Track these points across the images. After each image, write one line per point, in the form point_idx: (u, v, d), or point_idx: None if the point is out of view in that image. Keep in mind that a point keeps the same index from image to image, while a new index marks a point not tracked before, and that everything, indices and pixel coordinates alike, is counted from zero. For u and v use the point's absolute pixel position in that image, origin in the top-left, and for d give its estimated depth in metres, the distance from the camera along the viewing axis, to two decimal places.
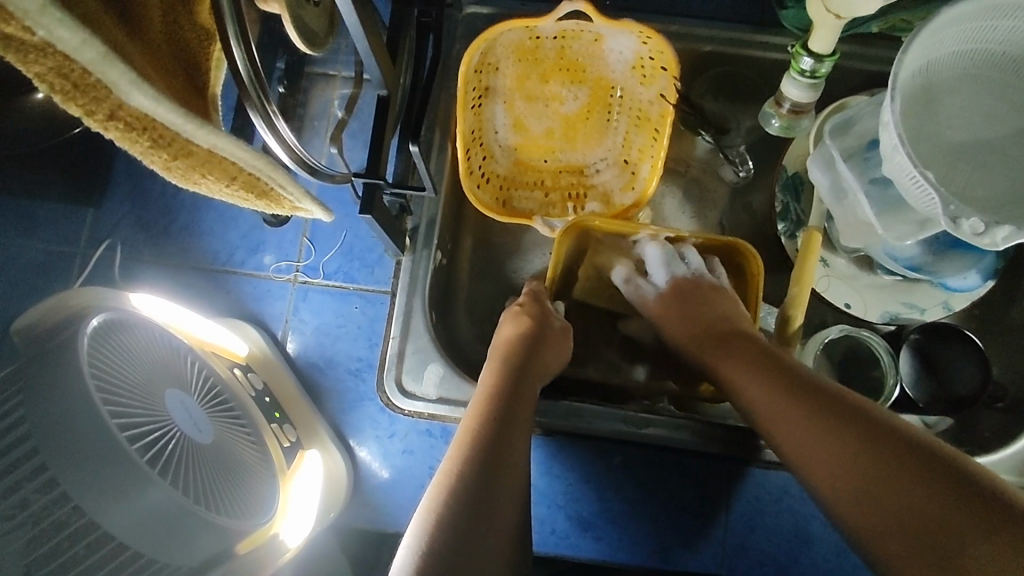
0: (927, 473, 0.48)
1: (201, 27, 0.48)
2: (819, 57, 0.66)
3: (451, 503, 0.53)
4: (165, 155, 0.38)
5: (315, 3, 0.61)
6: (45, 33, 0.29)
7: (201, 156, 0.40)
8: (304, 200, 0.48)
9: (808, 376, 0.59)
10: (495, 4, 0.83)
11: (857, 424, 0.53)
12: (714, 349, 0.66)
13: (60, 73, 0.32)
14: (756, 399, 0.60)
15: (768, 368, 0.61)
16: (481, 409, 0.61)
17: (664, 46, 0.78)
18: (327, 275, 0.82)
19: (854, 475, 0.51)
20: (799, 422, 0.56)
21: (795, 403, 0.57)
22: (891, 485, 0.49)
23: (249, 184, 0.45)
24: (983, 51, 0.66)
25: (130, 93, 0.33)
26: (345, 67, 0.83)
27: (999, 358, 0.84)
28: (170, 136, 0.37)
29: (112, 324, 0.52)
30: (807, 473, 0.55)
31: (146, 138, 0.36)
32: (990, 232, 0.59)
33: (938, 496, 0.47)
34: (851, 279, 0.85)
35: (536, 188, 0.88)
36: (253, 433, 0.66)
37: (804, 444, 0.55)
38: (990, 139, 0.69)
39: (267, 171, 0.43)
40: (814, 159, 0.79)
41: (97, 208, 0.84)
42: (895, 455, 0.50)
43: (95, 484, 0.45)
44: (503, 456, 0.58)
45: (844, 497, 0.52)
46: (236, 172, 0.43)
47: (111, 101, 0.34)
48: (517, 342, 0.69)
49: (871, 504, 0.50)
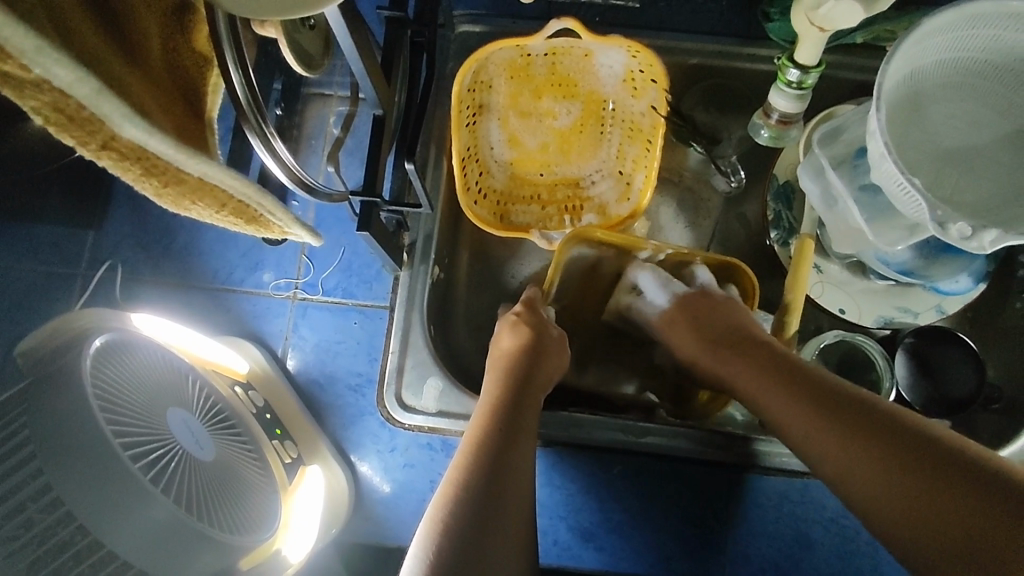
0: (971, 482, 0.50)
1: (196, 52, 0.49)
2: (804, 68, 0.67)
3: (457, 512, 0.54)
4: (156, 182, 0.40)
5: (311, 27, 0.63)
6: (41, 70, 0.29)
7: (192, 183, 0.41)
8: (292, 225, 0.49)
9: (829, 383, 0.60)
10: (487, 22, 0.85)
11: (902, 446, 0.53)
12: (734, 365, 0.66)
13: (57, 108, 0.32)
14: (782, 414, 0.61)
15: (799, 390, 0.60)
16: (485, 421, 0.62)
17: (653, 59, 0.79)
18: (326, 291, 0.83)
19: (906, 499, 0.52)
20: (842, 446, 0.56)
21: (834, 424, 0.57)
22: (936, 499, 0.50)
23: (237, 211, 0.46)
24: (966, 60, 0.67)
25: (122, 126, 0.33)
26: (341, 87, 0.84)
27: (993, 359, 0.84)
28: (161, 165, 0.38)
29: (115, 345, 0.53)
30: (845, 483, 0.56)
31: (139, 167, 0.37)
32: (977, 236, 0.61)
33: (985, 508, 0.48)
34: (845, 285, 0.85)
35: (533, 202, 0.89)
36: (254, 450, 0.66)
37: (842, 456, 0.56)
38: (974, 146, 0.71)
39: (255, 198, 0.44)
40: (804, 168, 0.80)
41: (97, 229, 0.85)
42: (948, 475, 0.51)
43: (100, 503, 0.45)
44: (505, 467, 0.59)
45: (900, 522, 0.52)
46: (226, 199, 0.44)
47: (104, 133, 0.35)
48: (519, 351, 0.69)
49: (918, 517, 0.51)
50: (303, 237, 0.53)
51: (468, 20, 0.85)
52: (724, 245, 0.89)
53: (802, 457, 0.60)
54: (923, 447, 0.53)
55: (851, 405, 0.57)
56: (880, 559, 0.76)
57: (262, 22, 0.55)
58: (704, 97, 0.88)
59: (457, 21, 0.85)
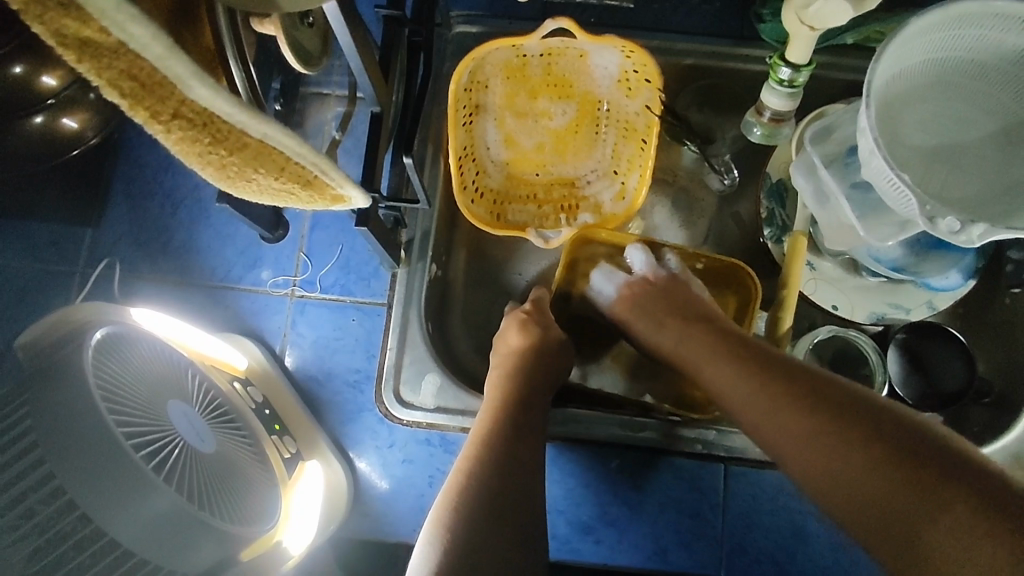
0: (907, 451, 0.49)
1: (202, 50, 0.48)
2: (796, 67, 0.69)
3: (467, 502, 0.55)
4: (221, 150, 0.42)
5: (310, 24, 0.64)
6: (119, 30, 0.31)
7: (252, 148, 0.43)
8: (345, 183, 0.51)
9: (782, 358, 0.59)
10: (483, 23, 0.86)
11: (828, 403, 0.54)
12: (680, 335, 0.67)
13: (130, 75, 0.35)
14: (727, 387, 0.60)
15: (736, 355, 0.61)
16: (490, 416, 0.64)
17: (647, 59, 0.80)
18: (324, 288, 0.84)
19: (824, 455, 0.52)
20: (769, 404, 0.56)
21: (763, 385, 0.57)
22: (874, 466, 0.50)
23: (294, 175, 0.48)
24: (952, 59, 0.69)
25: (192, 85, 0.34)
26: (339, 87, 0.85)
27: (983, 354, 0.85)
28: (226, 131, 0.41)
29: (115, 338, 0.53)
30: (786, 452, 0.55)
31: (204, 134, 0.40)
32: (965, 230, 0.62)
33: (922, 477, 0.48)
34: (837, 282, 0.87)
35: (529, 202, 0.90)
36: (254, 444, 0.66)
37: (784, 426, 0.55)
38: (961, 143, 0.72)
39: (310, 158, 0.45)
40: (798, 167, 0.81)
41: (95, 227, 0.85)
42: (867, 433, 0.51)
43: (103, 493, 0.45)
44: (509, 461, 0.60)
45: (816, 477, 0.53)
46: (284, 161, 0.46)
47: (175, 98, 0.37)
48: (520, 352, 0.70)
49: (857, 485, 0.50)
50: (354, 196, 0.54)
51: (464, 21, 0.86)
52: (718, 244, 0.90)
53: (745, 429, 0.59)
54: (866, 416, 0.52)
55: (800, 375, 0.57)
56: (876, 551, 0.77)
57: (262, 19, 0.56)
58: (699, 98, 0.89)
59: (454, 22, 0.86)
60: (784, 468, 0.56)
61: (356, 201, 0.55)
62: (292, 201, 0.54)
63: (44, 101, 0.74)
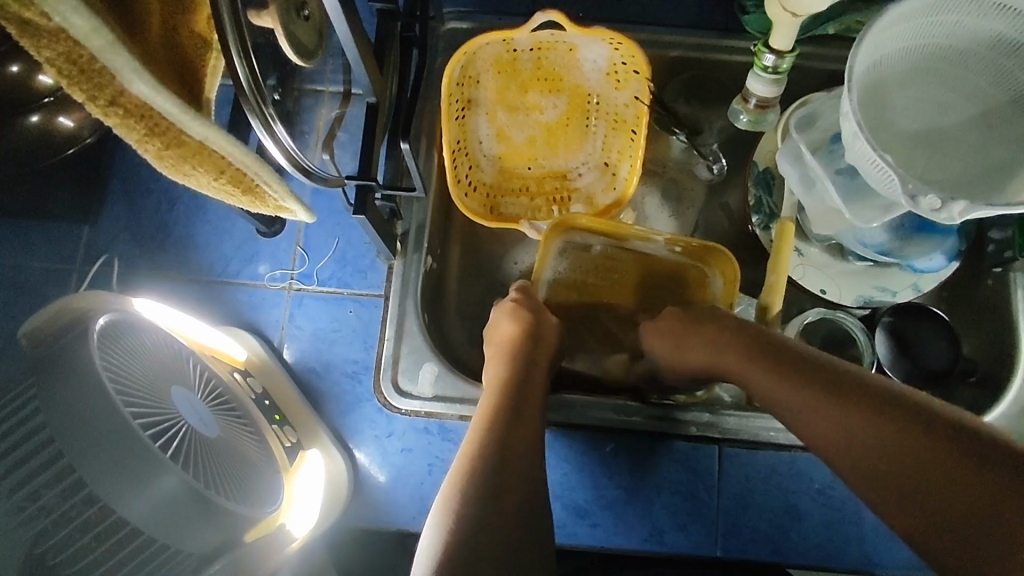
0: (966, 452, 0.49)
1: (197, 35, 0.52)
2: (779, 53, 0.71)
3: (472, 483, 0.57)
4: (158, 144, 0.42)
5: (305, 18, 0.65)
6: (60, 18, 0.33)
7: (192, 147, 0.43)
8: (287, 196, 0.51)
9: (825, 364, 0.60)
10: (475, 19, 0.88)
11: (896, 411, 0.54)
12: (723, 350, 0.66)
13: (69, 59, 0.36)
14: (771, 395, 0.61)
15: (790, 367, 0.61)
16: (492, 404, 0.64)
17: (635, 51, 0.82)
18: (322, 281, 0.85)
19: (899, 464, 0.52)
20: (833, 415, 0.56)
21: (825, 395, 0.57)
22: (930, 468, 0.50)
23: (235, 178, 0.48)
24: (928, 47, 0.71)
25: (132, 80, 0.36)
26: (333, 83, 0.87)
27: (967, 334, 0.88)
28: (164, 125, 0.40)
29: (116, 325, 0.54)
30: (836, 458, 0.56)
31: (143, 125, 0.40)
32: (946, 207, 0.64)
33: (979, 476, 0.48)
34: (825, 267, 0.88)
35: (522, 194, 0.92)
36: (256, 433, 0.67)
37: (834, 432, 0.56)
38: (940, 128, 0.75)
39: (251, 166, 0.46)
40: (783, 154, 0.83)
41: (93, 225, 0.86)
42: (944, 442, 0.51)
43: (110, 472, 0.45)
44: (511, 447, 0.60)
45: (891, 487, 0.52)
46: (224, 164, 0.45)
47: (113, 88, 0.38)
48: (516, 342, 0.71)
49: (913, 487, 0.51)
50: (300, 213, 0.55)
51: (456, 17, 0.88)
52: (708, 232, 0.92)
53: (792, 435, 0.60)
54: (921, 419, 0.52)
55: (847, 382, 0.57)
56: (868, 528, 0.78)
57: (258, 11, 0.57)
58: (685, 88, 0.92)
59: (446, 18, 0.88)
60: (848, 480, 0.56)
61: (301, 215, 0.56)
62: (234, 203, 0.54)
63: (42, 99, 0.77)
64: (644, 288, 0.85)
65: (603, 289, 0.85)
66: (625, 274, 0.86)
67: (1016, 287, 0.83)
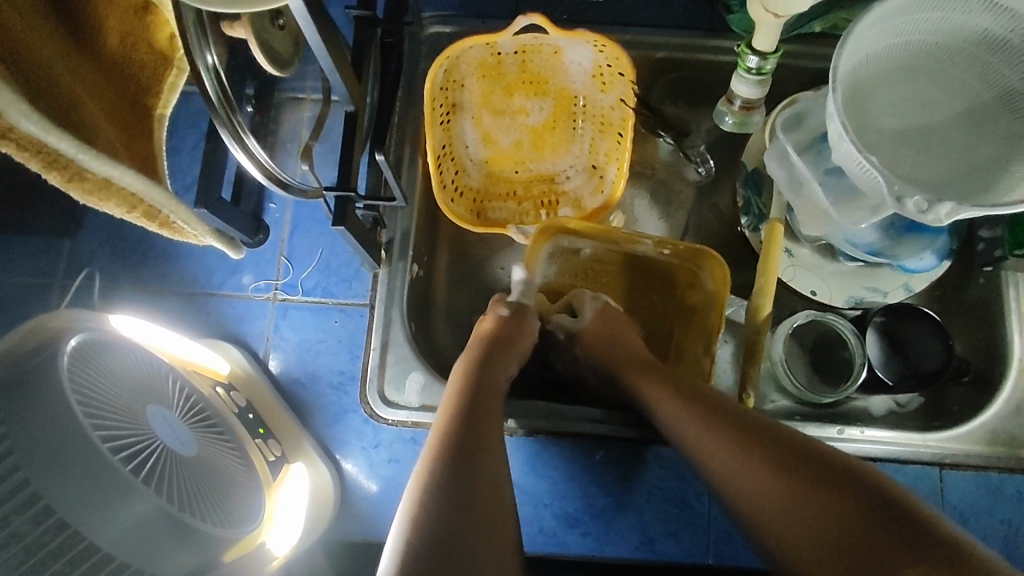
0: (846, 499, 0.50)
1: (156, 52, 0.61)
2: (763, 54, 0.70)
3: (435, 494, 0.50)
4: (62, 178, 0.48)
5: (280, 27, 0.64)
6: None
7: (97, 184, 0.50)
8: (192, 222, 0.60)
9: (727, 401, 0.59)
10: (457, 23, 0.87)
11: (777, 449, 0.54)
12: (632, 376, 0.66)
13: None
14: (674, 428, 0.61)
15: (691, 398, 0.60)
16: (454, 405, 0.58)
17: (620, 52, 0.81)
18: (306, 291, 0.84)
19: (775, 503, 0.52)
20: (721, 450, 0.56)
21: (716, 431, 0.57)
22: (812, 513, 0.50)
23: (148, 213, 0.56)
24: (914, 43, 0.70)
25: (23, 122, 0.42)
26: (314, 90, 0.85)
27: (960, 333, 0.87)
28: (64, 162, 0.47)
29: (90, 345, 0.53)
30: (731, 495, 0.56)
31: (38, 159, 0.45)
32: (932, 209, 0.63)
33: (854, 526, 0.49)
34: (816, 268, 0.87)
35: (509, 199, 0.91)
36: (237, 449, 0.67)
37: (728, 470, 0.56)
38: (927, 125, 0.73)
39: (161, 201, 0.55)
40: (770, 154, 0.82)
41: (73, 238, 0.85)
42: (830, 489, 0.51)
43: (81, 497, 0.46)
44: (486, 455, 0.54)
45: (769, 524, 0.53)
46: (135, 201, 0.54)
47: (3, 126, 0.42)
48: (480, 345, 0.66)
49: (796, 530, 0.51)
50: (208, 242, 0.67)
51: (438, 21, 0.87)
52: (697, 235, 0.91)
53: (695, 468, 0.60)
54: (809, 464, 0.52)
55: (748, 421, 0.57)
56: None
57: (230, 24, 0.56)
58: (671, 89, 0.90)
59: (427, 23, 0.87)
60: (734, 511, 0.56)
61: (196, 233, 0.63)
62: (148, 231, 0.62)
63: None
64: (636, 292, 0.85)
65: (593, 292, 0.85)
66: (616, 278, 0.85)
67: (1008, 286, 0.83)
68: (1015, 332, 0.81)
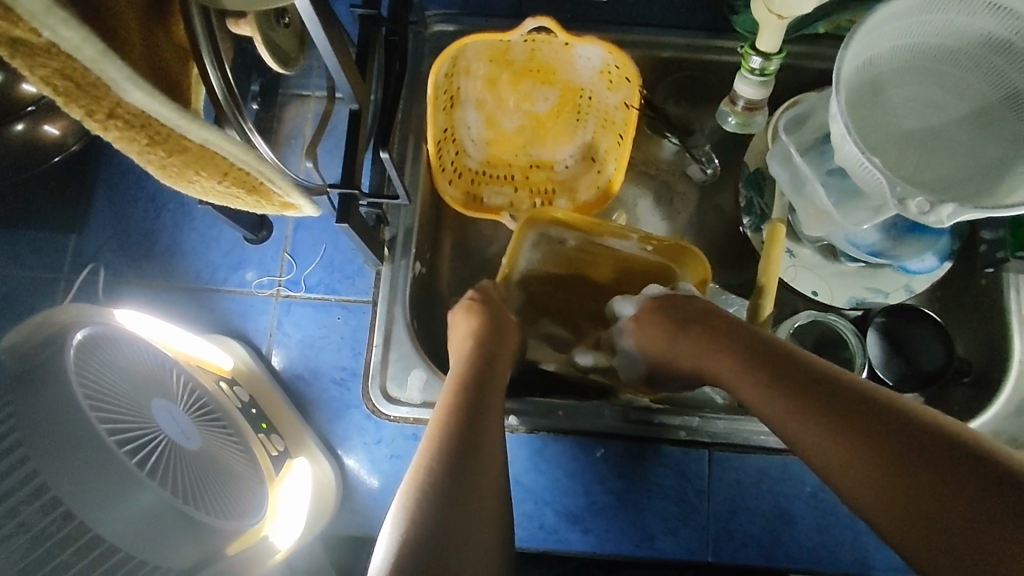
0: (965, 470, 0.48)
1: (178, 47, 0.50)
2: (766, 55, 0.70)
3: (420, 499, 0.50)
4: (161, 153, 0.41)
5: (285, 25, 0.64)
6: (49, 33, 0.31)
7: (194, 152, 0.42)
8: (292, 191, 0.49)
9: (826, 373, 0.57)
10: (460, 22, 0.87)
11: (884, 423, 0.52)
12: (720, 356, 0.64)
13: (64, 74, 0.34)
14: (767, 403, 0.58)
15: (781, 375, 0.58)
16: (447, 406, 0.59)
17: (628, 59, 0.80)
18: (309, 287, 0.84)
19: (896, 486, 0.50)
20: (824, 429, 0.54)
21: (821, 409, 0.55)
22: (931, 485, 0.48)
23: (238, 180, 0.47)
24: (921, 45, 0.70)
25: (126, 88, 0.34)
26: (319, 88, 0.86)
27: (961, 335, 0.87)
28: (165, 133, 0.40)
29: (95, 339, 0.53)
30: (832, 469, 0.54)
31: (144, 136, 0.39)
32: (934, 211, 0.63)
33: (982, 496, 0.46)
34: (818, 269, 0.88)
35: (506, 183, 0.91)
36: (239, 441, 0.67)
37: (833, 444, 0.54)
38: (930, 127, 0.74)
39: (254, 165, 0.45)
40: (773, 155, 0.82)
41: (79, 233, 0.85)
42: (949, 461, 0.49)
43: (89, 492, 0.46)
44: (475, 456, 0.55)
45: (882, 506, 0.50)
46: (227, 167, 0.45)
47: (110, 100, 0.36)
48: (473, 340, 0.67)
49: (911, 502, 0.49)
50: (302, 205, 0.53)
51: (441, 20, 0.87)
52: (700, 235, 0.91)
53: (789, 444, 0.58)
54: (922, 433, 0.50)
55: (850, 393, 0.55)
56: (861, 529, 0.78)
57: (236, 21, 0.56)
58: (675, 90, 0.92)
59: (431, 21, 0.87)
60: (843, 494, 0.54)
61: (308, 210, 0.54)
62: (239, 203, 0.53)
63: (25, 108, 0.75)
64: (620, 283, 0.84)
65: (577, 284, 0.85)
66: (600, 268, 0.84)
67: (1008, 288, 0.83)
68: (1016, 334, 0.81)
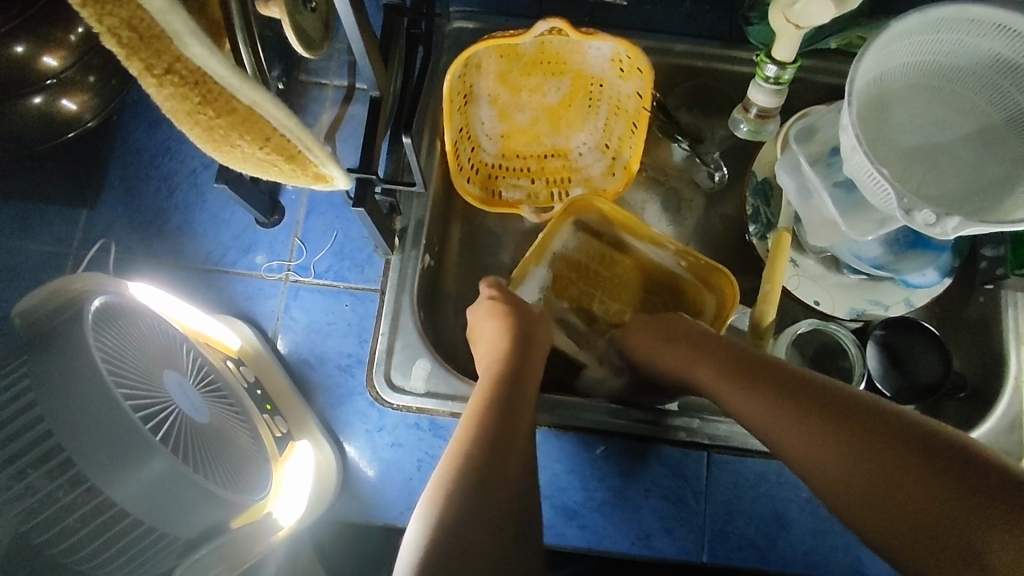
0: (926, 466, 0.50)
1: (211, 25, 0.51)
2: (781, 64, 0.71)
3: (453, 499, 0.52)
4: (210, 112, 0.42)
5: (312, 10, 0.65)
6: None
7: (241, 114, 0.43)
8: (327, 161, 0.51)
9: (796, 377, 0.59)
10: (481, 19, 0.88)
11: (858, 423, 0.54)
12: (697, 367, 0.66)
13: (130, 25, 0.36)
14: (742, 409, 0.61)
15: (753, 383, 0.60)
16: (479, 407, 0.60)
17: (640, 54, 0.79)
18: (319, 273, 0.85)
19: (866, 486, 0.52)
20: (796, 433, 0.56)
21: (794, 414, 0.57)
22: (896, 485, 0.50)
23: (280, 147, 0.47)
24: (928, 63, 0.72)
25: (188, 43, 0.35)
26: (337, 77, 0.87)
27: (958, 349, 0.88)
28: (217, 92, 0.41)
29: (111, 307, 0.53)
30: (807, 472, 0.56)
31: (196, 94, 0.40)
32: (941, 222, 0.64)
33: (942, 491, 0.49)
34: (819, 279, 0.89)
35: (523, 175, 0.94)
36: (245, 418, 0.68)
37: (807, 448, 0.56)
38: (933, 144, 0.76)
39: (295, 132, 0.46)
40: (782, 164, 0.84)
41: (90, 209, 0.86)
42: (914, 459, 0.51)
43: (105, 455, 0.46)
44: (505, 461, 0.57)
45: (857, 508, 0.52)
46: (269, 133, 0.46)
47: (170, 54, 0.38)
48: (510, 340, 0.68)
49: (878, 503, 0.51)
50: (336, 177, 0.54)
51: (462, 16, 0.88)
52: (705, 241, 0.93)
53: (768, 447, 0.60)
54: (886, 432, 0.53)
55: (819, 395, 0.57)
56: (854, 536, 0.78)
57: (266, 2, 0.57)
58: (687, 97, 0.92)
59: (453, 17, 0.88)
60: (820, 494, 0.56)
61: (339, 184, 0.55)
62: (275, 173, 0.53)
63: (44, 81, 0.75)
64: (646, 290, 0.88)
65: (601, 279, 0.88)
66: (628, 272, 0.88)
67: (1006, 306, 0.84)
68: (1013, 348, 0.83)
